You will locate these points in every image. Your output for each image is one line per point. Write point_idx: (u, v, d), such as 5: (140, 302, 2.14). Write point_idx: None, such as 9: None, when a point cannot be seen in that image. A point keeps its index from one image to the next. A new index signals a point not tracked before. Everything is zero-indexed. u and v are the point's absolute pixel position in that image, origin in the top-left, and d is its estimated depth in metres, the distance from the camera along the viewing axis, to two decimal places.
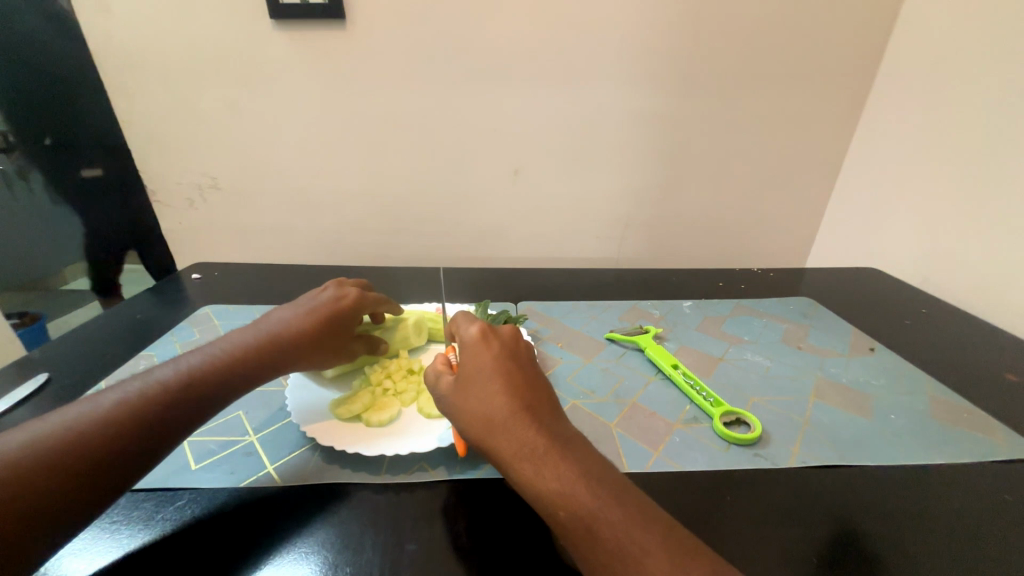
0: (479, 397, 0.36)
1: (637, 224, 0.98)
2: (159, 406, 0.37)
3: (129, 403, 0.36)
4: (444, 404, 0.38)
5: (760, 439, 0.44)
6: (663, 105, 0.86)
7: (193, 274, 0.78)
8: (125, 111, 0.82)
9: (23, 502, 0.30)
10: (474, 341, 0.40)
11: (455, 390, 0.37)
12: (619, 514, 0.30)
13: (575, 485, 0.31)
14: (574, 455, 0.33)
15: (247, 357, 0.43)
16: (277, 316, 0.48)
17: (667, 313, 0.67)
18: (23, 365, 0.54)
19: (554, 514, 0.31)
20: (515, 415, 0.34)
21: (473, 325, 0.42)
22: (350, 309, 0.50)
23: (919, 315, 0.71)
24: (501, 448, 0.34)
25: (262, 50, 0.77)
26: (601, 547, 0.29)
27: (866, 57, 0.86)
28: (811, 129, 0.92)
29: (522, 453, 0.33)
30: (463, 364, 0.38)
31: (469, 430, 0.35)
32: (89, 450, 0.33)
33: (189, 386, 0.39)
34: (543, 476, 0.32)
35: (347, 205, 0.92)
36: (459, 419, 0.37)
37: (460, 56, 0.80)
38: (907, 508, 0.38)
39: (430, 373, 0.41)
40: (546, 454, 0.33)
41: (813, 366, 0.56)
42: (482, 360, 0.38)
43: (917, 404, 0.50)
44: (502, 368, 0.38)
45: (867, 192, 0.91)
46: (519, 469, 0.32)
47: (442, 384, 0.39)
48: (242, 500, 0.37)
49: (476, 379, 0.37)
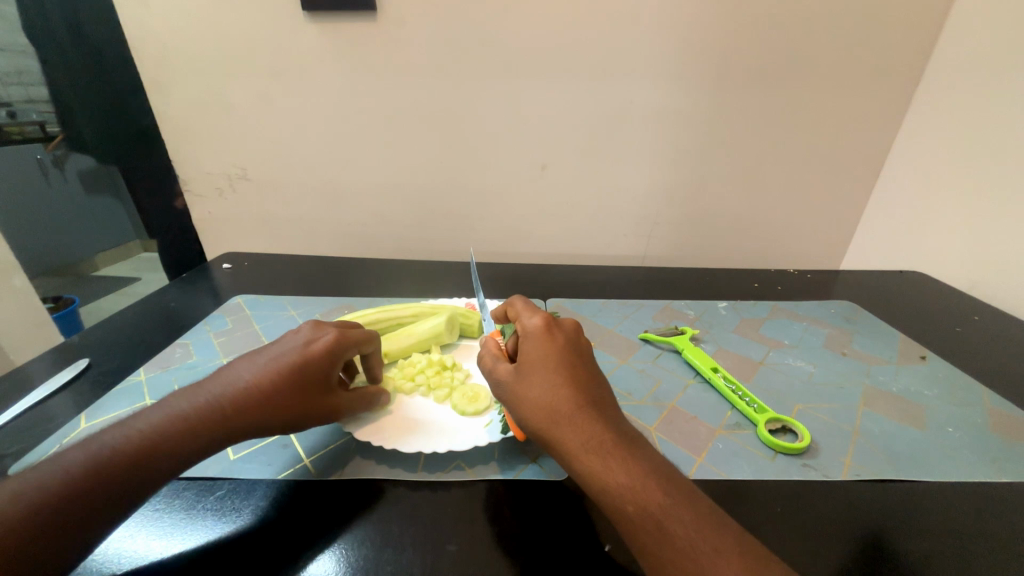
0: (542, 387, 0.35)
1: (666, 221, 0.95)
2: (189, 422, 0.35)
3: (182, 419, 0.35)
4: (501, 390, 0.38)
5: (809, 449, 0.42)
6: (697, 98, 0.84)
7: (224, 264, 0.79)
8: (159, 102, 0.83)
9: (76, 516, 0.30)
10: (536, 331, 0.39)
11: (516, 377, 0.37)
12: (691, 515, 0.29)
13: (644, 481, 0.31)
14: (641, 453, 0.32)
15: (236, 408, 0.36)
16: (245, 363, 0.39)
17: (702, 314, 0.65)
18: (64, 350, 0.55)
19: (620, 508, 0.30)
20: (581, 408, 0.34)
21: (535, 315, 0.41)
22: (327, 358, 0.39)
23: (970, 323, 0.68)
24: (567, 440, 0.33)
25: (292, 41, 0.77)
26: (670, 544, 0.28)
27: (918, 48, 0.81)
28: (855, 125, 0.87)
29: (590, 446, 0.32)
30: (522, 353, 0.38)
31: (531, 420, 0.35)
32: (140, 464, 0.32)
33: (233, 409, 0.36)
34: (612, 472, 0.31)
35: (374, 197, 0.91)
36: (519, 406, 0.36)
37: (489, 48, 0.79)
38: (973, 528, 0.36)
39: (486, 356, 0.40)
40: (615, 450, 0.32)
41: (860, 373, 0.53)
42: (545, 350, 0.37)
43: (976, 417, 0.47)
44: (568, 360, 0.37)
45: (912, 193, 0.87)
46: (584, 460, 0.32)
47: (499, 370, 0.38)
48: (281, 493, 0.37)
49: (539, 369, 0.36)
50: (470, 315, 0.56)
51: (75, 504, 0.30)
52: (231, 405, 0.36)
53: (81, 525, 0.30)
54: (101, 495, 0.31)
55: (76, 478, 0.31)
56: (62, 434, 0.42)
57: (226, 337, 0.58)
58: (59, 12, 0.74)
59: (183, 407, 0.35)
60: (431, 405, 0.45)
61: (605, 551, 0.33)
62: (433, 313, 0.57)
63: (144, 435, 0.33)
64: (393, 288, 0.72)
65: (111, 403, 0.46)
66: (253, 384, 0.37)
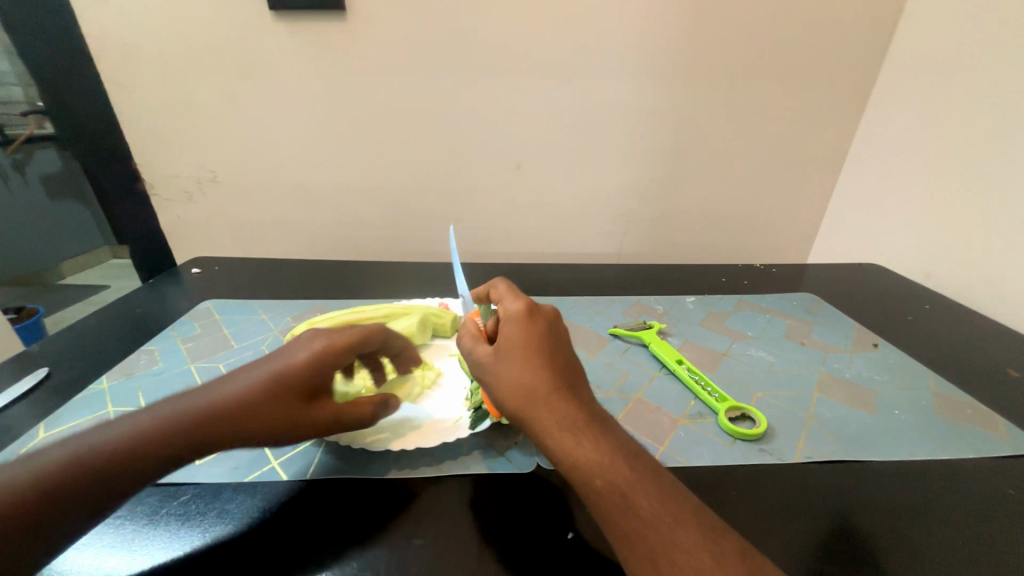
0: (518, 368, 0.36)
1: (638, 218, 0.97)
2: (174, 431, 0.32)
3: (161, 427, 0.32)
4: (479, 372, 0.38)
5: (766, 435, 0.44)
6: (664, 99, 0.86)
7: (193, 269, 0.78)
8: (121, 104, 0.81)
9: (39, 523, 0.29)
10: (517, 315, 0.39)
11: (495, 359, 0.37)
12: (655, 489, 0.31)
13: (612, 457, 0.32)
14: (613, 432, 0.33)
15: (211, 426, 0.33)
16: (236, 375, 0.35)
17: (671, 308, 0.66)
18: (21, 360, 0.53)
19: (589, 482, 0.31)
20: (556, 389, 0.35)
21: (517, 300, 0.41)
22: (314, 371, 0.36)
23: (922, 312, 0.71)
24: (541, 419, 0.34)
25: (260, 42, 0.76)
26: (634, 515, 0.30)
27: (871, 51, 0.85)
28: (815, 124, 0.91)
29: (561, 424, 0.33)
30: (502, 335, 0.38)
31: (508, 400, 0.36)
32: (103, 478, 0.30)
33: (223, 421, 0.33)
34: (584, 448, 0.32)
35: (347, 199, 0.91)
36: (497, 387, 0.36)
37: (461, 50, 0.79)
38: (913, 502, 0.38)
39: (467, 337, 0.41)
40: (586, 427, 0.33)
41: (817, 361, 0.56)
42: (524, 333, 0.38)
43: (921, 399, 0.50)
44: (546, 344, 0.38)
45: (870, 188, 0.91)
46: (557, 437, 0.33)
47: (478, 351, 0.39)
48: (247, 496, 0.37)
49: (519, 351, 0.37)
50: (441, 314, 0.56)
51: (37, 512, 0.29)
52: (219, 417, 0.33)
53: (43, 534, 0.29)
54: (68, 502, 0.29)
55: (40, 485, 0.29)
56: (18, 445, 0.41)
57: (193, 342, 0.57)
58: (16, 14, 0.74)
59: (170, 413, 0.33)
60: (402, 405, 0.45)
61: (569, 538, 0.34)
62: (405, 313, 0.56)
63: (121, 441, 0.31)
64: (367, 289, 0.72)
65: (70, 412, 0.45)
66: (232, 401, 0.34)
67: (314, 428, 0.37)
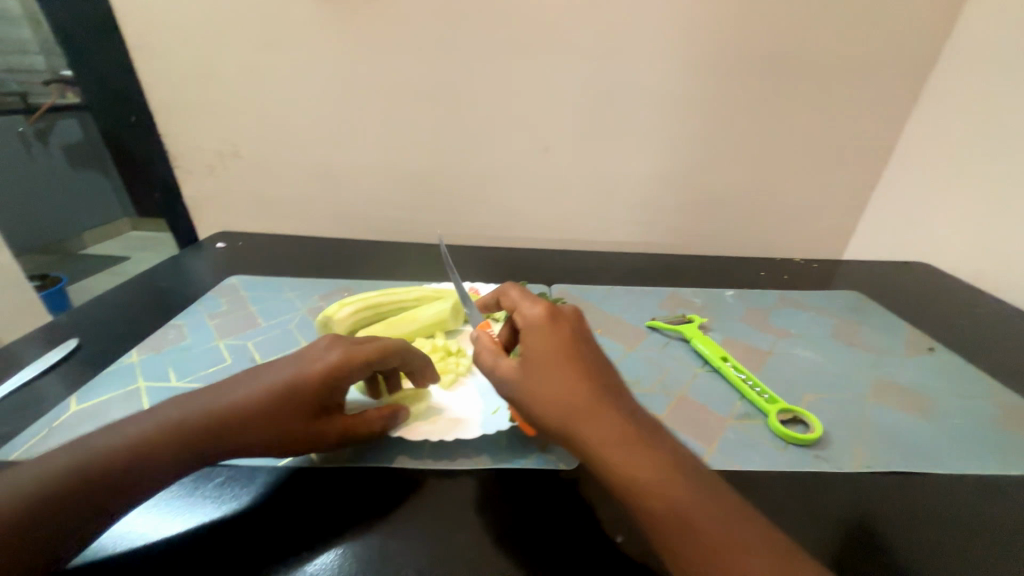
0: (554, 383, 0.33)
1: (671, 207, 0.93)
2: (192, 428, 0.32)
3: (178, 426, 0.32)
4: (507, 388, 0.35)
5: (820, 440, 0.42)
6: (708, 80, 0.81)
7: (217, 243, 0.77)
8: (145, 71, 0.79)
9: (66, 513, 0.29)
10: (540, 322, 0.36)
11: (526, 373, 0.34)
12: (714, 508, 0.29)
13: (666, 476, 0.30)
14: (665, 444, 0.32)
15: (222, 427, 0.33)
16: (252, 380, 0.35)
17: (709, 302, 0.64)
18: (51, 330, 0.53)
19: (646, 504, 0.29)
20: (598, 404, 0.32)
21: (535, 304, 0.38)
22: (327, 383, 0.35)
23: (976, 315, 0.67)
24: (587, 438, 0.31)
25: (288, 9, 0.73)
26: (697, 537, 0.28)
27: (934, 35, 0.80)
28: (866, 112, 0.86)
29: (610, 443, 0.31)
30: (529, 346, 0.35)
31: (548, 418, 0.33)
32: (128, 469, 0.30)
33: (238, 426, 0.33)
34: (639, 467, 0.30)
35: (372, 177, 0.89)
36: (532, 404, 0.34)
37: (496, 22, 0.75)
38: (983, 520, 0.36)
39: (485, 353, 0.38)
40: (635, 445, 0.31)
41: (868, 364, 0.53)
42: (553, 343, 0.35)
43: (983, 409, 0.47)
44: (578, 352, 0.35)
45: (922, 183, 0.86)
46: (606, 458, 0.31)
47: (502, 367, 0.36)
48: (282, 481, 0.36)
49: (553, 365, 0.34)
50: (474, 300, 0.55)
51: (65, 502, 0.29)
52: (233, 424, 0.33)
53: (69, 525, 0.29)
54: (94, 493, 0.29)
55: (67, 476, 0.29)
56: (51, 417, 0.41)
57: (221, 319, 0.56)
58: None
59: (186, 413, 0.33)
60: (437, 391, 0.44)
61: (617, 543, 0.33)
62: (437, 297, 0.55)
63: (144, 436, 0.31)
64: (394, 271, 0.70)
65: (102, 386, 0.45)
66: (246, 407, 0.34)
67: (327, 445, 0.36)
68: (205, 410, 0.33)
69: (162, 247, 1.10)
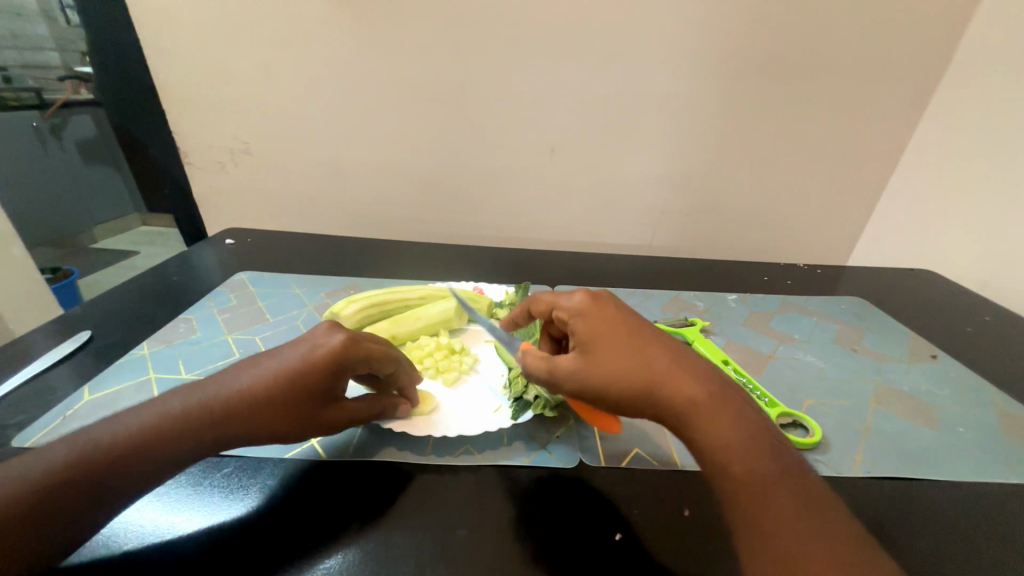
0: (634, 361, 0.33)
1: (676, 210, 0.94)
2: (198, 422, 0.33)
3: (182, 419, 0.32)
4: (577, 378, 0.34)
5: (820, 445, 0.42)
6: (714, 85, 0.81)
7: (226, 240, 0.78)
8: (159, 69, 0.80)
9: (77, 504, 0.29)
10: (592, 307, 0.37)
11: (596, 356, 0.34)
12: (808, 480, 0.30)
13: (760, 445, 0.30)
14: (751, 413, 0.32)
15: (227, 417, 0.33)
16: (254, 369, 0.35)
17: (712, 305, 0.64)
18: (64, 321, 0.54)
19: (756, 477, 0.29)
20: (686, 376, 0.32)
21: (576, 294, 0.39)
22: (327, 371, 0.35)
23: (981, 323, 0.67)
24: (683, 411, 0.31)
25: (300, 10, 0.75)
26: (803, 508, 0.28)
27: (942, 42, 0.80)
28: (873, 118, 0.86)
29: (708, 415, 0.30)
30: (590, 330, 0.35)
31: (633, 397, 0.32)
32: (137, 462, 0.31)
33: (243, 416, 0.34)
34: (736, 436, 0.30)
35: (380, 177, 0.90)
36: (614, 386, 0.33)
37: (504, 25, 0.76)
38: (981, 526, 0.36)
39: (538, 362, 0.36)
40: (731, 416, 0.31)
41: (871, 371, 0.53)
42: (615, 325, 0.35)
43: (985, 417, 0.47)
44: (641, 330, 0.35)
45: (928, 190, 0.86)
46: (708, 430, 0.30)
47: (563, 361, 0.35)
48: (288, 473, 0.37)
49: (618, 344, 0.34)
50: (477, 298, 0.55)
51: (76, 493, 0.29)
52: (234, 414, 0.33)
53: (79, 515, 0.29)
54: (104, 485, 0.30)
55: (77, 467, 0.30)
56: (64, 406, 0.42)
57: (229, 313, 0.57)
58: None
59: (191, 406, 0.33)
60: (440, 388, 0.45)
61: (616, 540, 0.33)
62: (441, 296, 0.56)
63: (150, 430, 0.32)
64: (400, 269, 0.71)
65: (113, 377, 0.46)
66: (250, 396, 0.34)
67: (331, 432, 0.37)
68: (210, 403, 0.33)
69: (172, 242, 1.12)
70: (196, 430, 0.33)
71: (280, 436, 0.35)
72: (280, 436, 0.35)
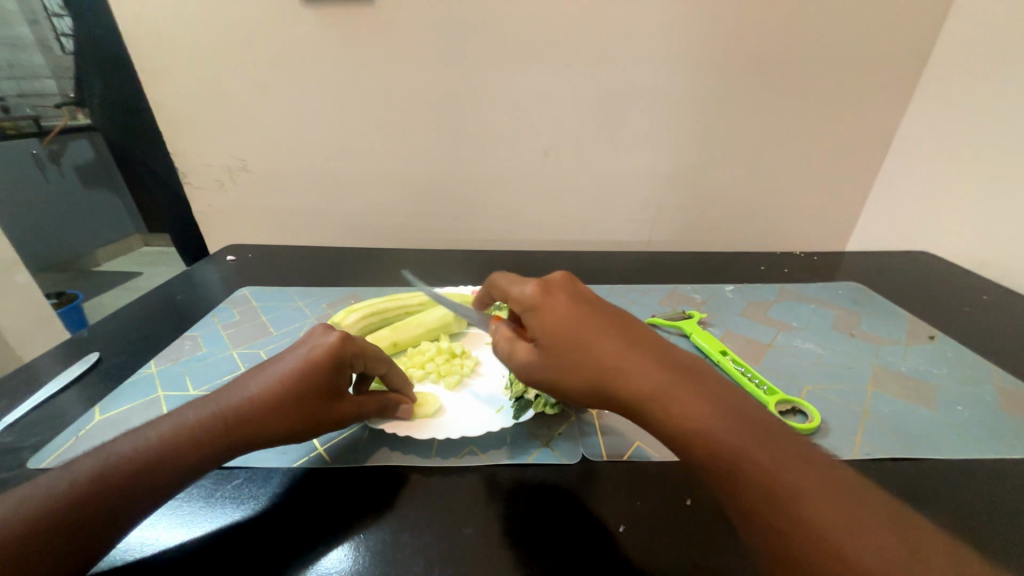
0: (572, 357, 0.34)
1: (670, 206, 0.94)
2: (211, 432, 0.34)
3: (195, 430, 0.34)
4: (530, 370, 0.37)
5: (819, 430, 0.42)
6: (701, 80, 0.82)
7: (228, 256, 0.79)
8: (154, 93, 0.81)
9: (96, 519, 0.30)
10: (537, 301, 0.37)
11: (543, 354, 0.36)
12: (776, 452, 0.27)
13: (714, 422, 0.29)
14: (702, 390, 0.30)
15: (238, 425, 0.34)
16: (259, 377, 0.36)
17: (709, 297, 0.64)
18: (73, 344, 0.55)
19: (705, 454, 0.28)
20: (625, 365, 0.32)
21: (525, 284, 0.39)
22: (330, 365, 0.36)
23: (980, 302, 0.67)
24: (628, 398, 0.32)
25: (289, 28, 0.76)
26: (763, 486, 0.26)
27: (927, 26, 0.80)
28: (863, 104, 0.86)
29: (650, 401, 0.31)
30: (536, 328, 0.36)
31: (580, 389, 0.34)
32: (153, 474, 0.32)
33: (253, 421, 0.35)
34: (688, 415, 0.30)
35: (377, 187, 0.91)
36: (561, 380, 0.35)
37: (490, 32, 0.77)
38: (982, 503, 0.36)
39: (503, 340, 0.40)
40: (674, 397, 0.30)
41: (869, 354, 0.53)
42: (557, 318, 0.35)
43: (984, 395, 0.47)
44: (584, 320, 0.35)
45: (921, 172, 0.86)
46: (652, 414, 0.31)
47: (521, 351, 0.38)
48: (296, 481, 0.38)
49: (563, 338, 0.34)
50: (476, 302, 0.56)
51: (94, 508, 0.30)
52: (245, 420, 0.35)
53: (97, 531, 0.30)
54: (122, 498, 0.31)
55: (95, 482, 0.30)
56: (76, 427, 0.43)
57: (233, 328, 0.58)
58: (62, 5, 0.80)
59: (205, 417, 0.34)
60: (441, 392, 0.45)
61: (619, 533, 0.34)
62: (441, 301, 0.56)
63: (165, 443, 0.33)
64: (400, 277, 0.72)
65: (122, 396, 0.47)
66: (259, 400, 0.35)
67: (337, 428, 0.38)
68: (222, 414, 0.34)
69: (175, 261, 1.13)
70: (210, 439, 0.34)
71: (291, 437, 0.36)
72: (290, 438, 0.36)
